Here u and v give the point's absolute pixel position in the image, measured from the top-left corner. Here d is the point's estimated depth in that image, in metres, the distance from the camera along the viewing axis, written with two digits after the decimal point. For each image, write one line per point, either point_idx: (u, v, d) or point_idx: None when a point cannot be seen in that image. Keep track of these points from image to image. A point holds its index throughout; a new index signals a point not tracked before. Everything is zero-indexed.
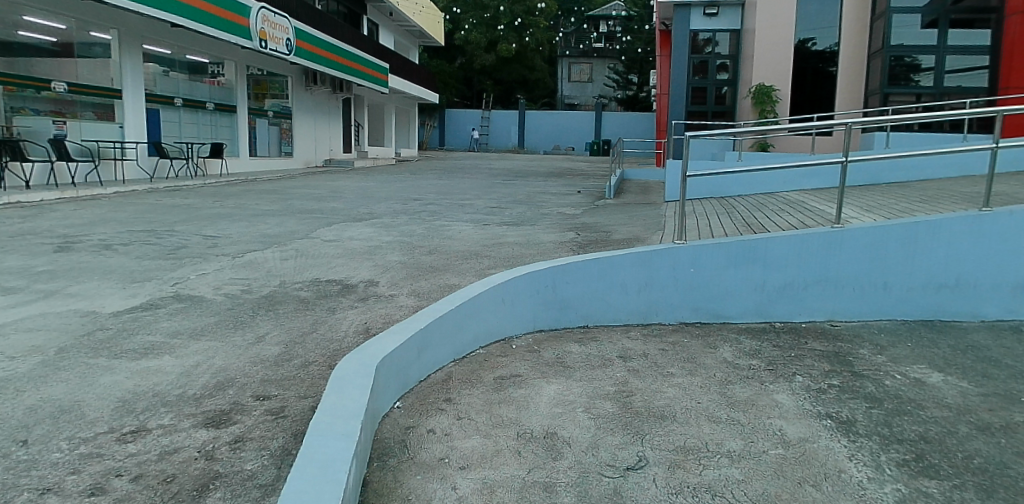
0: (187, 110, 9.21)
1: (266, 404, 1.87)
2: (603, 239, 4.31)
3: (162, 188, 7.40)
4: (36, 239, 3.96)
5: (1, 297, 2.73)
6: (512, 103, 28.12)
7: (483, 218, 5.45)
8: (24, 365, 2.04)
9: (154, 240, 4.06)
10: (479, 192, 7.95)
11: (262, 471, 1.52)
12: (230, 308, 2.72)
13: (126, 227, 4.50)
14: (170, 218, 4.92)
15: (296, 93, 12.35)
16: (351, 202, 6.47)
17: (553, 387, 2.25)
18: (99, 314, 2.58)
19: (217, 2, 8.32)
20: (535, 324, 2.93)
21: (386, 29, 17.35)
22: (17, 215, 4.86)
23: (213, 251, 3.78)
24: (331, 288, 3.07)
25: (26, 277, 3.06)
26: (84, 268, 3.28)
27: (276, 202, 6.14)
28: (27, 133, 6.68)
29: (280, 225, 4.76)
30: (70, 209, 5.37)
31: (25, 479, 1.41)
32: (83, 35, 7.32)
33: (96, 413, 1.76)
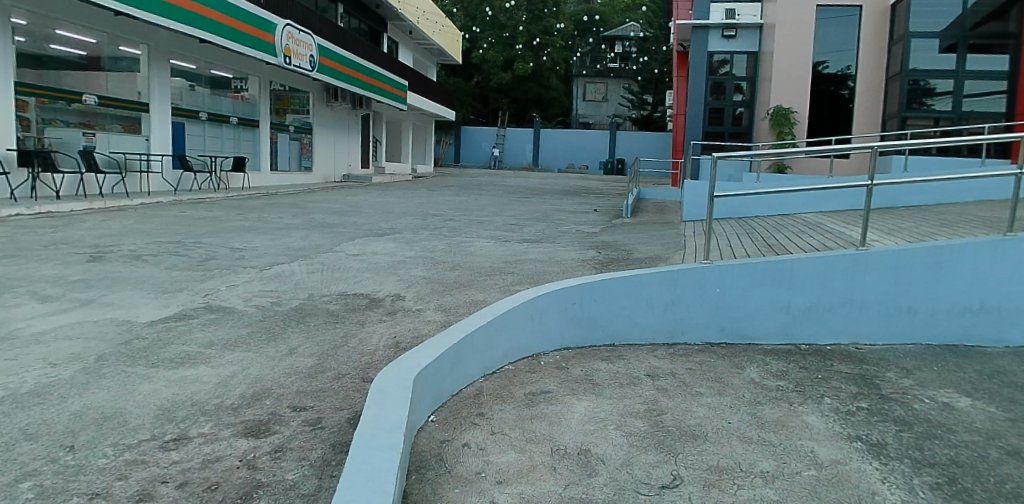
0: (211, 123, 9.36)
1: (303, 415, 1.90)
2: (623, 257, 4.34)
3: (186, 201, 7.50)
4: (68, 249, 4.04)
5: (38, 305, 2.78)
6: (528, 120, 28.40)
7: (503, 235, 5.51)
8: (65, 371, 2.08)
9: (182, 251, 4.13)
10: (496, 209, 8.01)
11: (305, 481, 1.54)
12: (261, 319, 2.76)
13: (154, 238, 4.58)
14: (197, 230, 4.99)
15: (317, 109, 12.52)
16: (371, 217, 6.52)
17: (583, 404, 2.26)
18: (134, 323, 2.63)
19: (242, 19, 8.47)
20: (563, 341, 2.95)
21: (405, 46, 17.61)
22: (52, 225, 4.96)
23: (241, 263, 3.85)
24: (358, 301, 3.11)
25: (61, 286, 3.12)
26: (117, 277, 3.35)
27: (298, 216, 6.22)
28: (57, 144, 6.82)
29: (305, 238, 4.84)
30: (99, 220, 5.46)
31: (75, 483, 1.44)
32: (113, 49, 7.49)
33: (138, 420, 1.80)
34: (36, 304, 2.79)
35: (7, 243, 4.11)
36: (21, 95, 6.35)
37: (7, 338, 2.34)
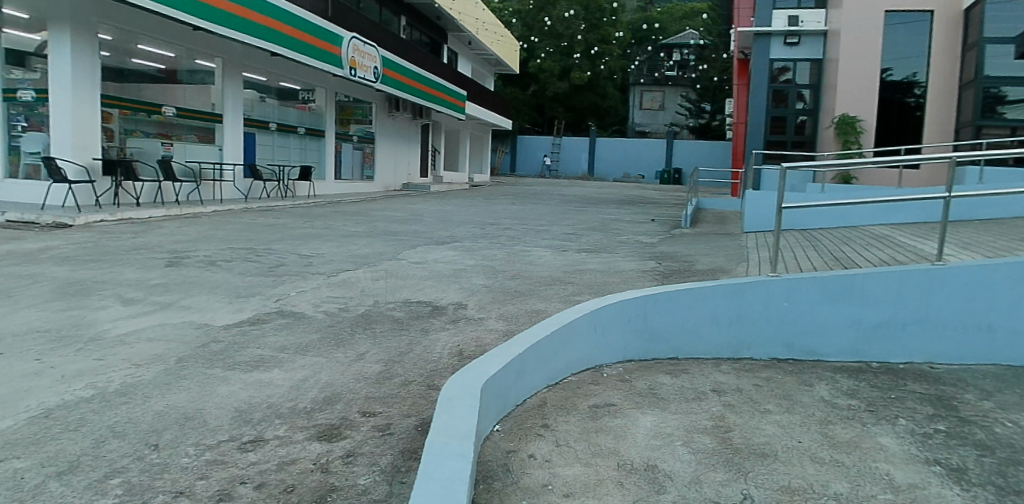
0: (280, 133, 9.75)
1: (373, 420, 1.94)
2: (684, 268, 4.26)
3: (256, 208, 7.82)
4: (149, 254, 4.27)
5: (122, 307, 2.95)
6: (584, 130, 28.25)
7: (561, 244, 5.51)
8: (148, 372, 2.20)
9: (254, 257, 4.31)
10: (553, 218, 8.01)
11: (376, 486, 1.57)
12: (330, 325, 2.85)
13: (227, 244, 4.79)
14: (267, 237, 5.19)
15: (379, 119, 12.87)
16: (431, 225, 6.64)
17: (648, 418, 2.23)
18: (211, 326, 2.76)
19: (310, 32, 8.79)
20: (626, 353, 2.92)
21: (465, 56, 17.90)
22: (135, 232, 5.28)
23: (310, 269, 3.98)
24: (422, 309, 3.17)
25: (144, 289, 3.31)
26: (193, 282, 3.52)
27: (361, 224, 6.40)
28: (138, 153, 7.26)
29: (368, 245, 4.97)
30: (176, 227, 5.75)
31: (159, 481, 1.52)
32: (189, 63, 7.90)
33: (216, 421, 1.88)
34: (121, 307, 2.96)
35: (96, 248, 4.39)
36: (108, 107, 6.78)
37: (96, 339, 2.49)
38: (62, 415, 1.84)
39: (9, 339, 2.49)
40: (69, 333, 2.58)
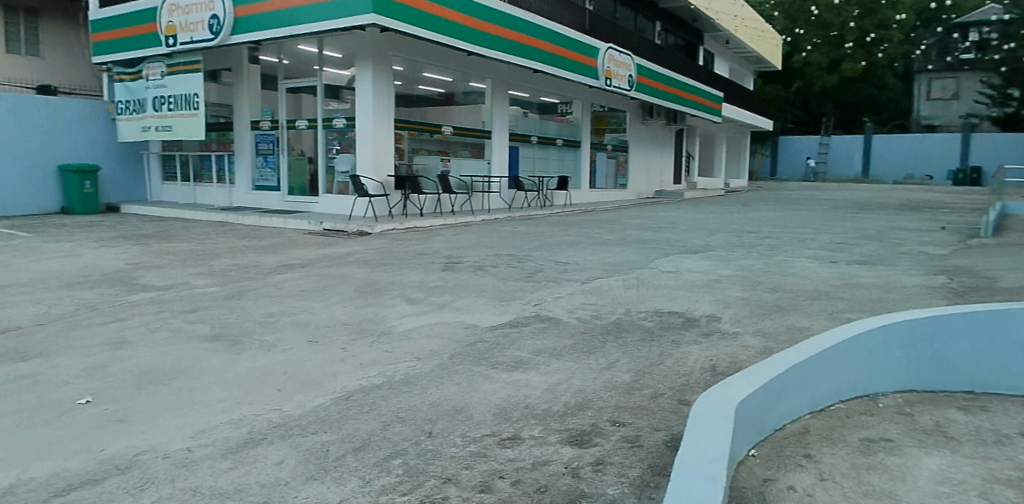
0: (540, 146, 10.42)
1: (621, 431, 1.95)
2: (995, 287, 3.47)
3: (517, 217, 8.48)
4: (430, 259, 4.92)
5: (409, 306, 3.44)
6: (858, 126, 25.23)
7: (830, 254, 4.91)
8: (427, 365, 2.53)
9: (516, 263, 4.68)
10: (821, 225, 7.18)
11: (623, 498, 1.58)
12: (582, 332, 2.94)
13: (493, 250, 5.28)
14: (527, 244, 5.59)
15: (633, 127, 12.95)
16: (683, 233, 6.45)
17: (942, 462, 1.86)
18: (478, 326, 3.07)
19: (569, 47, 9.25)
20: (910, 383, 2.49)
21: (721, 56, 17.08)
22: (420, 241, 6.13)
23: (564, 276, 4.18)
24: (672, 319, 3.10)
25: (425, 290, 3.82)
26: (464, 285, 3.95)
27: (614, 232, 6.50)
28: (423, 169, 8.40)
29: (621, 254, 5.02)
30: (452, 234, 6.52)
31: (433, 466, 1.73)
32: (465, 85, 8.91)
33: (481, 415, 2.07)
34: (408, 305, 3.46)
35: (392, 254, 5.21)
36: (400, 129, 7.99)
37: (389, 333, 2.95)
38: (356, 396, 2.24)
39: (328, 330, 3.10)
40: (370, 327, 3.11)
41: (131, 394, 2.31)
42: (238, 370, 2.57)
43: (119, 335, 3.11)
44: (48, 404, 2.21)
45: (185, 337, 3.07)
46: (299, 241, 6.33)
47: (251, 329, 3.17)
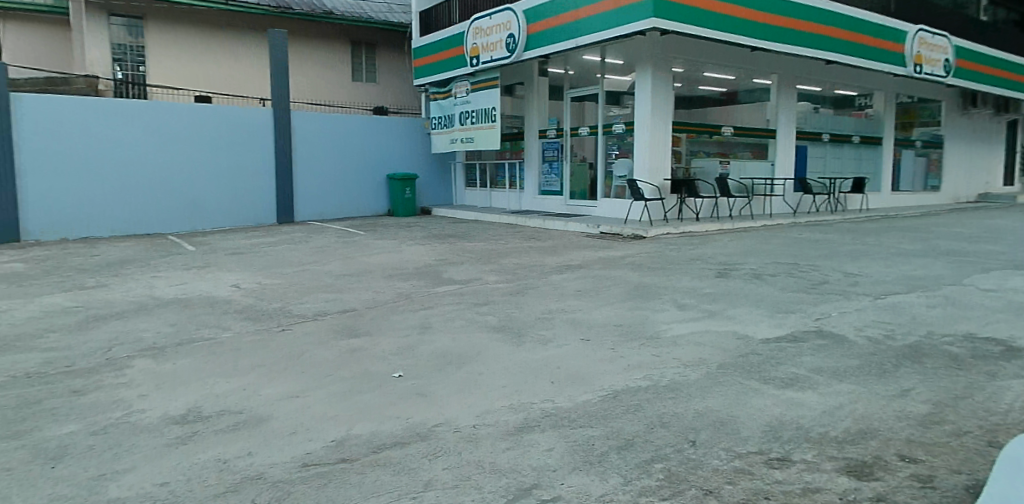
0: None
1: None
2: None
3: (794, 267, 8.05)
4: (687, 344, 5.09)
5: (664, 419, 3.68)
6: None
7: None
8: None
9: (777, 357, 4.60)
10: None
11: None
12: (843, 485, 2.84)
13: (754, 333, 5.23)
14: (789, 323, 5.43)
15: None
16: (983, 309, 5.58)
17: None
18: (731, 461, 3.16)
19: None
20: None
21: None
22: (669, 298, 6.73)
23: (830, 384, 3.99)
24: (955, 482, 2.80)
25: (680, 395, 4.01)
26: (719, 391, 4.05)
27: (895, 302, 5.90)
28: None
29: (900, 349, 4.59)
30: (715, 298, 6.58)
31: None
32: None
33: None
34: (663, 418, 3.70)
35: (649, 332, 5.54)
36: None
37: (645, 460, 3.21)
38: (652, 442, 3.44)
39: (586, 440, 3.52)
40: (624, 444, 3.43)
41: (491, 426, 3.81)
42: (543, 414, 3.94)
43: (443, 390, 4.55)
44: (435, 435, 3.75)
45: (492, 387, 4.50)
46: (565, 287, 7.50)
47: (535, 386, 4.45)
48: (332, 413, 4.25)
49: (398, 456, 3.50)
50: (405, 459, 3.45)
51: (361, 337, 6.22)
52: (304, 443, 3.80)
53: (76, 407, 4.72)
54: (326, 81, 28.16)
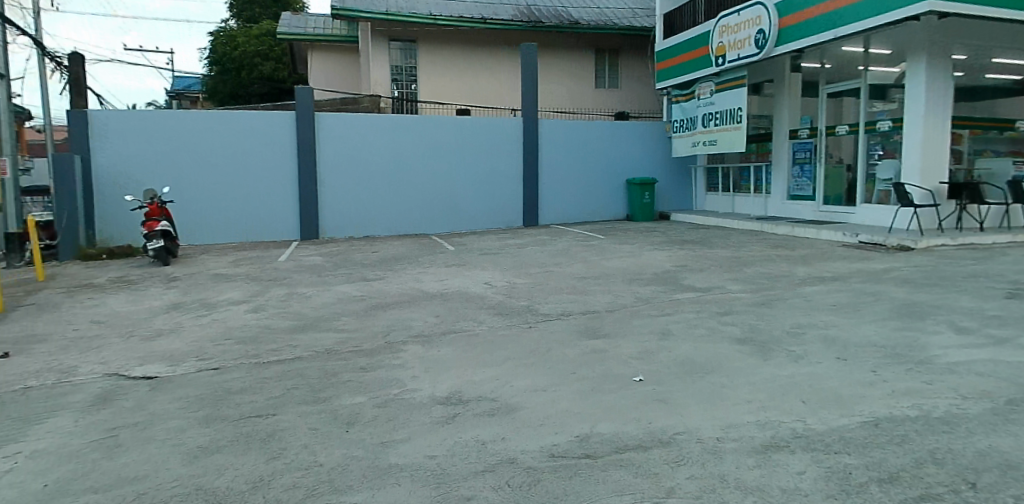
0: None
1: None
2: None
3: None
4: (857, 408, 6.70)
5: (816, 463, 5.45)
6: None
7: None
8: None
9: (934, 423, 6.15)
10: None
11: None
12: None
13: (928, 405, 6.65)
14: (987, 403, 6.62)
15: None
16: None
17: None
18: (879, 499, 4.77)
19: None
20: None
21: None
22: (903, 362, 8.23)
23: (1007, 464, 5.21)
24: None
25: (833, 444, 5.81)
26: (891, 454, 5.51)
27: None
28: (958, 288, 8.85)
29: None
30: (943, 376, 7.59)
31: None
32: None
33: None
34: (814, 461, 5.49)
35: (830, 392, 7.30)
36: None
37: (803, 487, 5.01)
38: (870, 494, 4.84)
39: (741, 461, 5.62)
40: (776, 476, 5.28)
41: (730, 441, 6.10)
42: (758, 440, 6.08)
43: (678, 398, 7.62)
44: (680, 441, 6.23)
45: (723, 409, 7.04)
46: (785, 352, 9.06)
47: (743, 412, 6.88)
48: (601, 416, 7.19)
49: (642, 457, 5.93)
50: (652, 456, 5.94)
51: (588, 365, 9.58)
52: (562, 437, 6.70)
53: (384, 380, 9.67)
54: (571, 88, 31.48)
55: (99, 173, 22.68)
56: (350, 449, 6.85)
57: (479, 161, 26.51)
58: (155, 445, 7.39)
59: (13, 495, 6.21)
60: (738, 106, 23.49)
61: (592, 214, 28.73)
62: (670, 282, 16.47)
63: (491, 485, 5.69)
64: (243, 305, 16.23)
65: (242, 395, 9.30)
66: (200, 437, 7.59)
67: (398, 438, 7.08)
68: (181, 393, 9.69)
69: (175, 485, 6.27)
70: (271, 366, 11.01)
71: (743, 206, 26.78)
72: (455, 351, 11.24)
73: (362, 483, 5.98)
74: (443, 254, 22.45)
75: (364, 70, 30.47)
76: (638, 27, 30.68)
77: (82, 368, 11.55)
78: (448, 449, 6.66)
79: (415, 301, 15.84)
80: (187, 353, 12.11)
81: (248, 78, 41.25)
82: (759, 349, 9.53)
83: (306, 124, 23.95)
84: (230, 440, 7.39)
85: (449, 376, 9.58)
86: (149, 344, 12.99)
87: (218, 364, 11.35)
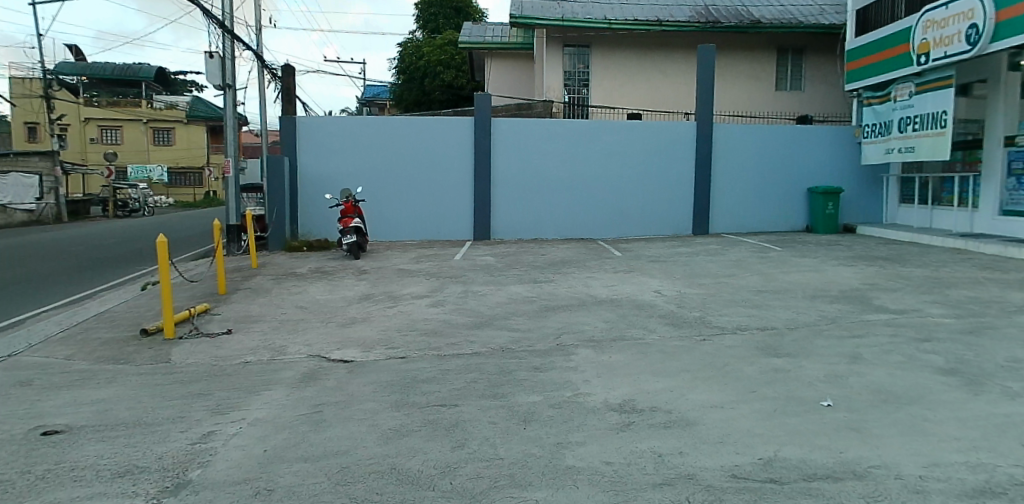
0: None
1: None
2: None
3: None
4: None
5: None
6: None
7: None
8: None
9: None
10: None
11: None
12: None
13: None
14: None
15: None
16: None
17: None
18: None
19: None
20: None
21: None
22: None
23: None
24: None
25: None
26: None
27: None
28: None
29: None
30: None
31: None
32: None
33: None
34: None
35: None
36: None
37: None
38: None
39: None
40: None
41: (936, 482, 5.66)
42: (970, 483, 5.61)
43: (874, 428, 7.12)
44: (879, 476, 5.81)
45: (925, 444, 6.54)
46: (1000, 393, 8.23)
47: (948, 450, 6.36)
48: (788, 439, 6.84)
49: (836, 488, 5.59)
50: (850, 488, 5.58)
51: (779, 382, 9.10)
52: (743, 457, 6.40)
53: (557, 380, 9.71)
54: (747, 93, 30.54)
55: (304, 174, 24.97)
56: (528, 446, 6.94)
57: (651, 167, 25.88)
58: (353, 424, 8.01)
59: (240, 457, 6.98)
60: (943, 109, 20.94)
61: (769, 224, 26.87)
62: (858, 300, 15.14)
63: (674, 498, 5.55)
64: (424, 299, 17.09)
65: (427, 385, 9.80)
66: (392, 420, 8.10)
67: (575, 441, 7.07)
68: (374, 378, 10.43)
69: (373, 461, 6.70)
70: (454, 359, 11.51)
71: (942, 221, 23.96)
72: (628, 356, 11.09)
73: (541, 481, 6.02)
74: (603, 257, 22.42)
75: (539, 76, 31.74)
76: (826, 24, 29.05)
77: (291, 347, 12.88)
78: (626, 456, 6.54)
79: (584, 306, 15.76)
80: (377, 340, 13.08)
81: (430, 85, 44.75)
82: (968, 383, 8.71)
83: (485, 130, 24.91)
84: (420, 425, 7.83)
85: (627, 382, 9.42)
86: (344, 330, 14.24)
87: (405, 353, 12.10)
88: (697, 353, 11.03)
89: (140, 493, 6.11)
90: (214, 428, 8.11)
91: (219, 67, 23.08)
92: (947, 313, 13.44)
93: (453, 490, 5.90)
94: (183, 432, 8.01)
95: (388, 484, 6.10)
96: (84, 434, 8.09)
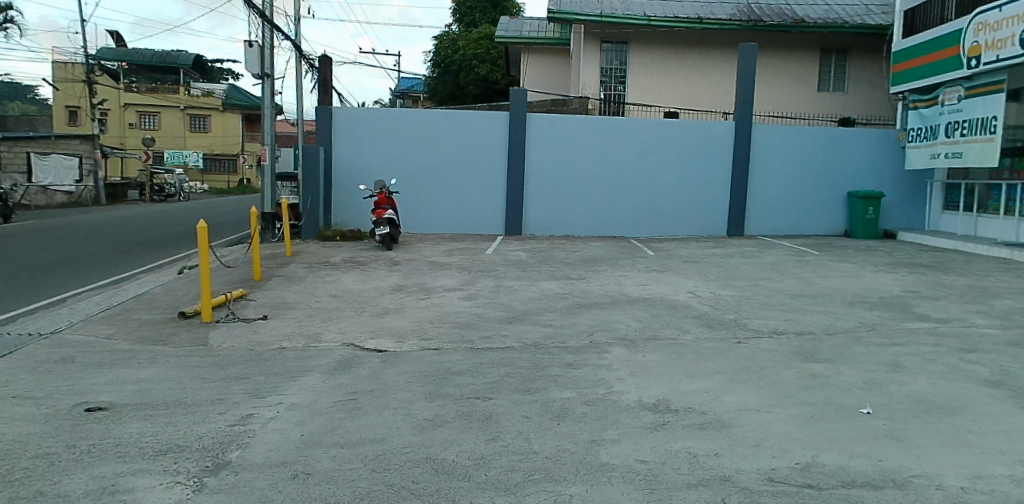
0: None
1: None
2: None
3: None
4: None
5: None
6: None
7: None
8: None
9: None
10: None
11: None
12: None
13: None
14: None
15: None
16: None
17: None
18: None
19: None
20: None
21: None
22: None
23: None
24: None
25: None
26: None
27: None
28: None
29: None
30: None
31: None
32: None
33: None
34: None
35: None
36: None
37: None
38: None
39: None
40: None
41: (980, 493, 5.41)
42: (1014, 496, 5.37)
43: (914, 437, 6.87)
44: (920, 486, 5.58)
45: (967, 456, 6.28)
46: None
47: (991, 463, 6.12)
48: (825, 445, 6.62)
49: (874, 496, 5.38)
50: (890, 496, 5.37)
51: (819, 387, 8.91)
52: (780, 462, 6.19)
53: (590, 378, 9.59)
54: (787, 92, 30.03)
55: (340, 163, 25.08)
56: (562, 442, 6.81)
57: (687, 166, 25.50)
58: (388, 413, 7.96)
59: (279, 440, 6.98)
60: (993, 114, 20.26)
61: (806, 228, 26.30)
62: (898, 308, 14.75)
63: (710, 497, 5.40)
64: (457, 292, 17.08)
65: (461, 377, 9.73)
66: (427, 410, 8.05)
67: (608, 438, 6.92)
68: (409, 368, 10.41)
69: (409, 449, 6.64)
70: (487, 352, 11.43)
71: (987, 230, 23.01)
72: (664, 356, 10.90)
73: (575, 477, 5.88)
74: (630, 256, 22.18)
75: (575, 72, 31.56)
76: (873, 25, 28.43)
77: (325, 335, 12.94)
78: (660, 456, 6.38)
79: (617, 304, 15.57)
80: (410, 331, 13.08)
81: (465, 79, 45.08)
82: (1015, 396, 8.40)
83: (520, 125, 24.78)
84: (454, 417, 7.76)
85: (662, 382, 9.25)
86: (377, 320, 14.25)
87: (438, 345, 12.06)
88: (733, 355, 10.81)
89: (182, 470, 6.13)
90: (252, 411, 8.15)
91: (258, 56, 23.22)
92: (993, 324, 13.01)
93: (488, 481, 5.81)
94: (221, 414, 8.06)
95: (423, 473, 6.02)
96: (126, 412, 8.18)
